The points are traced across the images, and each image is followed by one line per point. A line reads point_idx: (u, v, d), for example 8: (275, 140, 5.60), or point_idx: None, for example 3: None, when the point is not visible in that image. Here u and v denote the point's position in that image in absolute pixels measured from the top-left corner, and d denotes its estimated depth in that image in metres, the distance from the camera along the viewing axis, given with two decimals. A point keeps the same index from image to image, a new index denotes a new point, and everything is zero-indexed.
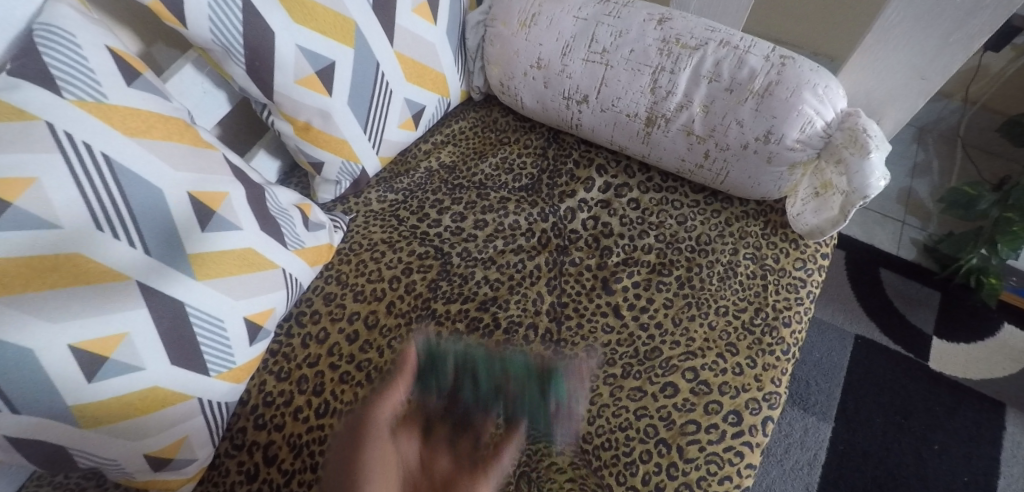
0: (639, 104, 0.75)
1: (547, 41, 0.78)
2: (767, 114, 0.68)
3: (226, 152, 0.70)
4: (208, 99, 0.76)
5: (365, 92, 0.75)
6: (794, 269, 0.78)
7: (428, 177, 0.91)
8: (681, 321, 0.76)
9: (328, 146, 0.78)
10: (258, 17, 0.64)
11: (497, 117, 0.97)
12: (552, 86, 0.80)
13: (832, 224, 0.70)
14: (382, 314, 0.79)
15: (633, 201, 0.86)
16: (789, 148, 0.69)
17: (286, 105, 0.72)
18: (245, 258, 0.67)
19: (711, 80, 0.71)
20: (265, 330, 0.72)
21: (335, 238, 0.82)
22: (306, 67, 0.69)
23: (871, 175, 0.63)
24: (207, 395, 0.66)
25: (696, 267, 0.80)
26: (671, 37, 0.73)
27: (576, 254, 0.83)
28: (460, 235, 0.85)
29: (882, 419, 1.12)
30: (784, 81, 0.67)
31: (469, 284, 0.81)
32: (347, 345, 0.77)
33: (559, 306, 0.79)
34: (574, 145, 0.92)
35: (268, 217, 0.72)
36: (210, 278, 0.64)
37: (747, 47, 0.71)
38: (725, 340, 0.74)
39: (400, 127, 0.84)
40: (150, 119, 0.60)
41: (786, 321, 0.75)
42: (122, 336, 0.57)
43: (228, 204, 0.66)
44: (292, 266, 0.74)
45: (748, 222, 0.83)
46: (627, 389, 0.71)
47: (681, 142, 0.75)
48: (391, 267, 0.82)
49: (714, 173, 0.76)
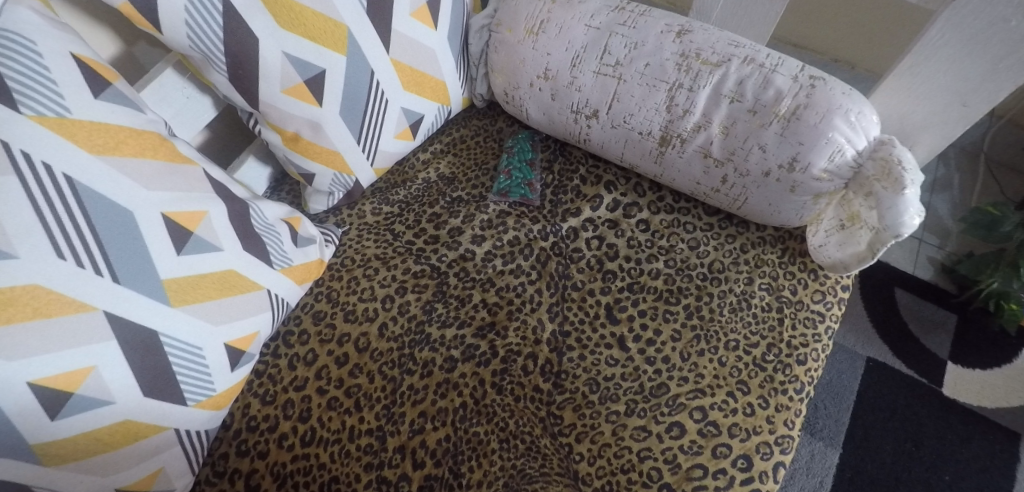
0: (652, 122, 0.70)
1: (556, 51, 0.72)
2: (793, 140, 0.63)
3: (208, 166, 0.65)
4: (191, 105, 0.70)
5: (358, 103, 0.70)
6: (813, 302, 0.73)
7: (426, 189, 0.86)
8: (689, 355, 0.71)
9: (319, 158, 0.73)
10: (240, 23, 0.58)
11: (501, 127, 0.91)
12: (559, 99, 0.74)
13: (858, 261, 0.65)
14: (373, 336, 0.75)
15: (643, 222, 0.80)
16: (815, 178, 0.64)
17: (272, 116, 0.67)
18: (226, 280, 0.63)
19: (733, 100, 0.65)
20: (248, 355, 0.68)
21: (326, 253, 0.78)
22: (293, 76, 0.64)
23: (904, 212, 0.59)
24: (183, 425, 0.63)
25: (706, 296, 0.75)
26: (691, 51, 0.67)
27: (577, 277, 0.77)
28: (457, 253, 0.80)
29: (892, 447, 1.08)
30: (813, 105, 0.62)
31: (466, 307, 0.76)
32: (336, 369, 0.73)
33: (561, 335, 0.74)
34: (581, 160, 0.86)
35: (252, 235, 0.67)
36: (186, 305, 0.60)
37: (774, 65, 0.65)
38: (736, 378, 0.69)
39: (397, 138, 0.78)
40: (120, 134, 0.55)
41: (800, 359, 0.70)
42: (89, 370, 0.53)
43: (207, 224, 0.61)
44: (278, 286, 0.70)
45: (765, 248, 0.78)
46: (630, 428, 0.67)
47: (698, 164, 0.70)
48: (385, 285, 0.78)
49: (731, 198, 0.71)
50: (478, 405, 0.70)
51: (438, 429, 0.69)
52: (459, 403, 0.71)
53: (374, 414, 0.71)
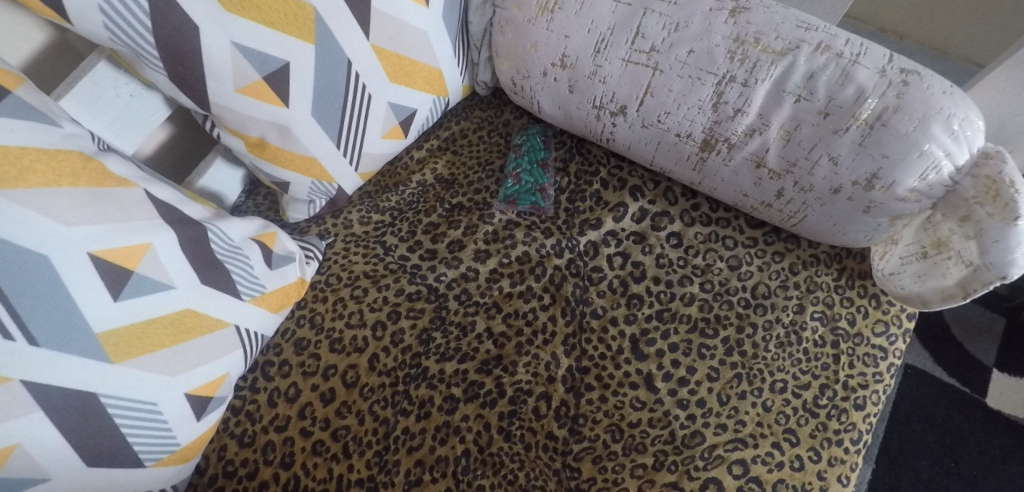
0: (693, 123, 0.57)
1: (575, 33, 0.59)
2: (875, 151, 0.50)
3: (152, 185, 0.54)
4: (135, 105, 0.60)
5: (335, 101, 0.58)
6: (874, 336, 0.63)
7: (421, 194, 0.75)
8: (728, 398, 0.61)
9: (292, 165, 0.61)
10: (172, 7, 0.46)
11: (508, 120, 0.79)
12: (578, 92, 0.62)
13: (942, 298, 0.54)
14: (363, 370, 0.65)
15: (674, 236, 0.69)
16: (897, 198, 0.51)
17: (231, 120, 0.55)
18: (181, 323, 0.53)
19: (800, 98, 0.52)
20: (217, 400, 0.59)
21: (307, 271, 0.67)
22: (249, 72, 0.51)
23: (1017, 249, 0.47)
24: (144, 487, 0.54)
25: (749, 327, 0.64)
26: (749, 35, 0.53)
27: (597, 302, 0.67)
28: (458, 272, 0.69)
29: (930, 462, 0.99)
30: (904, 108, 0.48)
31: (468, 337, 0.66)
32: (321, 407, 0.64)
33: (578, 371, 0.64)
34: (602, 159, 0.74)
35: (212, 264, 0.56)
36: (132, 358, 0.50)
37: (855, 55, 0.51)
38: (783, 426, 0.59)
39: (385, 137, 0.66)
40: (27, 158, 0.44)
41: (858, 403, 0.60)
42: (12, 449, 0.44)
43: (152, 259, 0.51)
44: (248, 319, 0.60)
45: (818, 269, 0.66)
46: (660, 486, 0.57)
47: (747, 175, 0.58)
48: (375, 309, 0.68)
49: (786, 213, 0.59)
50: (483, 453, 0.60)
51: (437, 481, 0.59)
52: (461, 450, 0.61)
53: (365, 462, 0.61)
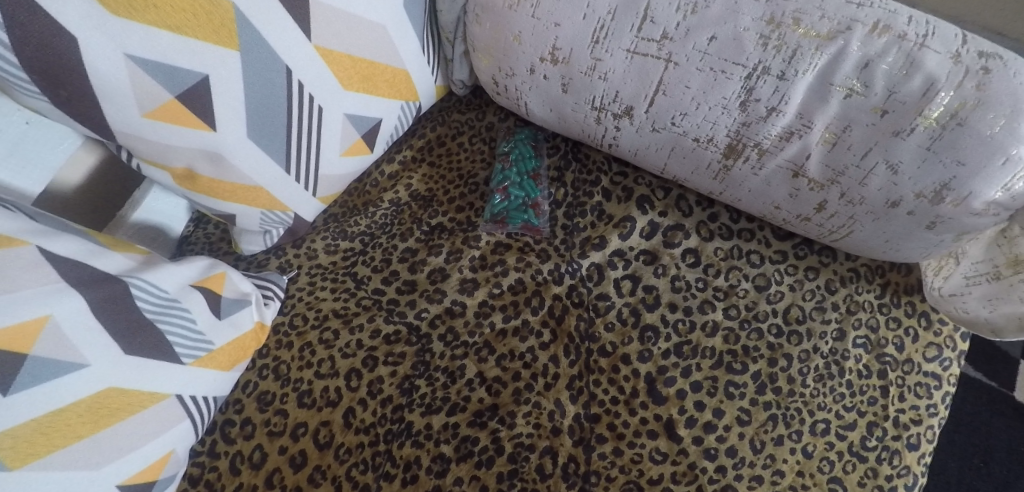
0: (717, 125, 0.47)
1: (568, 19, 0.48)
2: (947, 157, 0.40)
3: (48, 241, 0.44)
4: (36, 134, 0.49)
5: (277, 118, 0.47)
6: (926, 362, 0.54)
7: (395, 215, 0.64)
8: (762, 444, 0.52)
9: (234, 196, 0.50)
10: (34, 14, 0.35)
11: (492, 123, 0.69)
12: (573, 91, 0.52)
13: (1019, 329, 0.46)
14: (337, 427, 0.54)
15: (691, 253, 0.59)
16: (972, 212, 0.42)
17: (148, 151, 0.44)
18: (102, 405, 0.43)
19: (850, 93, 0.42)
20: (163, 482, 0.49)
21: (268, 314, 0.57)
22: (157, 91, 0.40)
23: None
24: None
25: (783, 359, 0.55)
26: (785, 15, 0.42)
27: (605, 338, 0.57)
28: (441, 306, 0.59)
29: (955, 464, 0.87)
30: (988, 103, 0.38)
31: (458, 384, 0.56)
32: (292, 473, 0.52)
33: (587, 419, 0.54)
34: (602, 166, 0.64)
35: (139, 327, 0.46)
36: (40, 459, 0.39)
37: (921, 37, 0.40)
38: (827, 475, 0.51)
39: (345, 154, 0.56)
40: None
41: (913, 442, 0.52)
42: None
43: (51, 334, 0.41)
44: (195, 384, 0.50)
45: (858, 286, 0.57)
46: None
47: (783, 184, 0.48)
48: (348, 355, 0.57)
49: (829, 227, 0.50)
50: None
51: None
52: None
53: None
